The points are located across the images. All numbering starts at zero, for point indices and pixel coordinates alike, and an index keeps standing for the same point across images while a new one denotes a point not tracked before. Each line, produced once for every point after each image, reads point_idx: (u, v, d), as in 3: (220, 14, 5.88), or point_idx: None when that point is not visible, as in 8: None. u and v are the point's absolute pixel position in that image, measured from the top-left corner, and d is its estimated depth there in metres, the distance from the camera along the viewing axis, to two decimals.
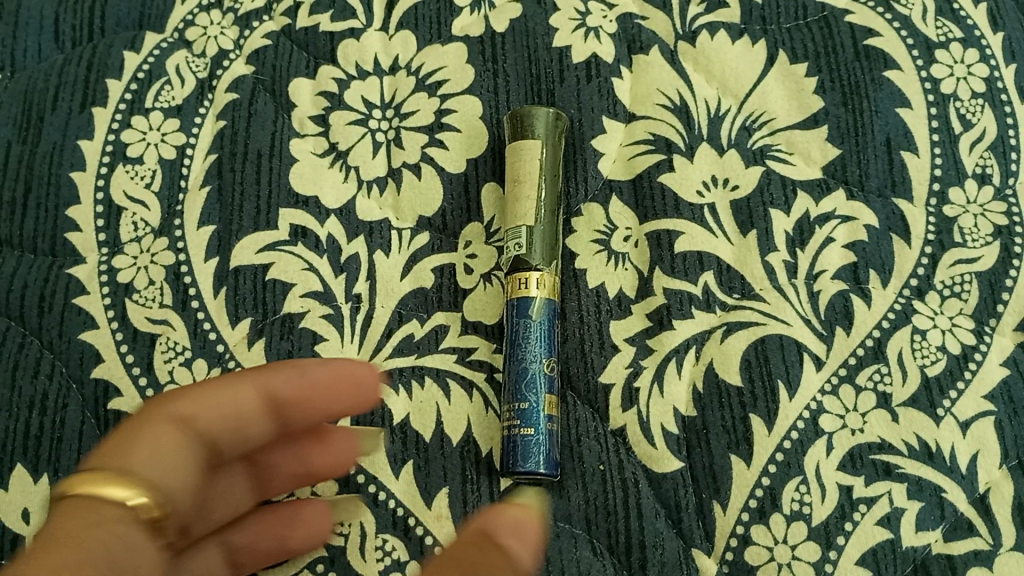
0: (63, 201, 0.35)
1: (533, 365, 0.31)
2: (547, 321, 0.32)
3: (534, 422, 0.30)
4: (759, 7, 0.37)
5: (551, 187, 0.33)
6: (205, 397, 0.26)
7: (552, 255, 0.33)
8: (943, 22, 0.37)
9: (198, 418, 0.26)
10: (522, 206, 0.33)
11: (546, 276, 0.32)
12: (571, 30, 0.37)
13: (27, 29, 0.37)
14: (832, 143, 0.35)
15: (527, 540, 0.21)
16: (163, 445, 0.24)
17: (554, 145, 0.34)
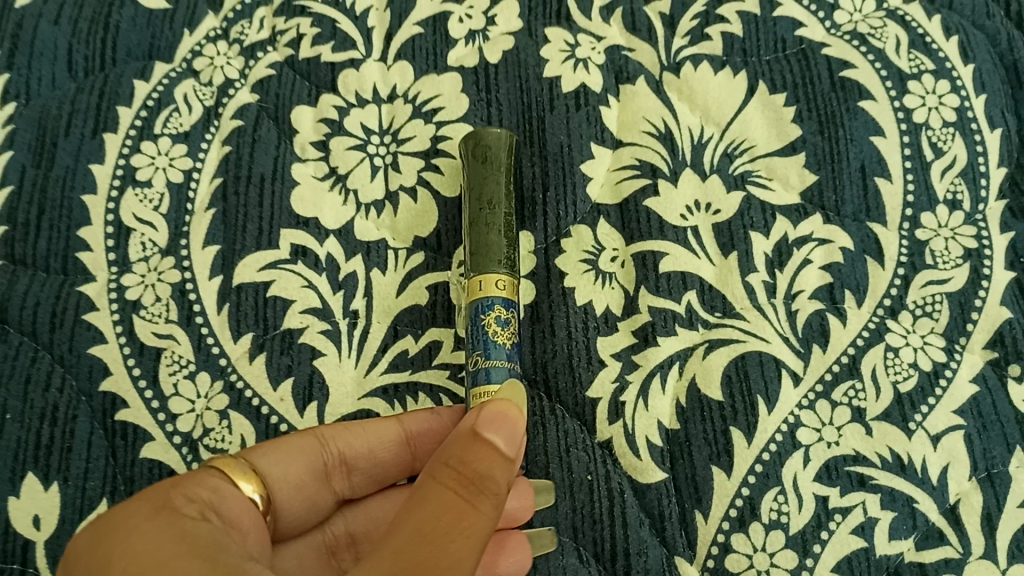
0: (75, 222, 0.36)
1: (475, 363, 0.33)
2: (480, 317, 0.33)
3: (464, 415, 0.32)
4: (740, 40, 0.39)
5: (498, 191, 0.35)
6: (351, 429, 0.33)
7: (497, 255, 0.33)
8: (916, 56, 0.38)
9: (342, 441, 0.33)
10: (472, 213, 0.34)
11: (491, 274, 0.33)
12: (561, 61, 0.39)
13: (42, 59, 0.39)
14: (810, 169, 0.37)
15: (511, 431, 0.27)
16: (288, 446, 0.32)
17: (500, 156, 0.35)
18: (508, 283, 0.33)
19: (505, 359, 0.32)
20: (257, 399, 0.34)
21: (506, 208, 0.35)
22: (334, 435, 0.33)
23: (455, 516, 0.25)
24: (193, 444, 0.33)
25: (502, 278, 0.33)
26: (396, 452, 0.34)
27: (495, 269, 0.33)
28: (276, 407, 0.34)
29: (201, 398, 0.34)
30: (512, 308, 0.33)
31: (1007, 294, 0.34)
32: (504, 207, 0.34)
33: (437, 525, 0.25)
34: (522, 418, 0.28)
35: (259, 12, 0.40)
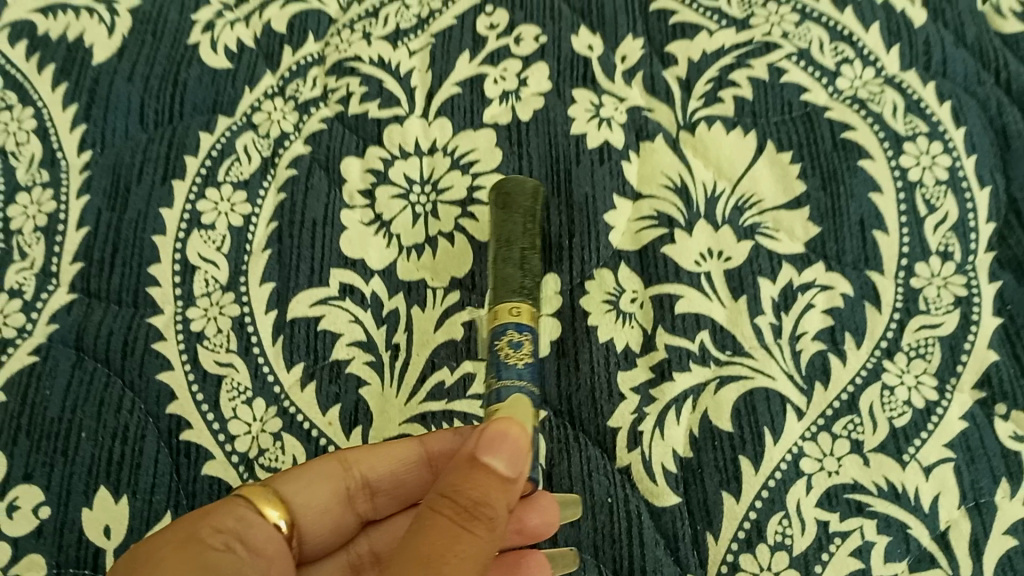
0: (146, 260, 0.40)
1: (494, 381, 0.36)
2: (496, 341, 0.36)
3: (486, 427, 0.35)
4: (750, 103, 0.43)
5: (513, 229, 0.38)
6: (375, 453, 0.36)
7: (510, 285, 0.37)
8: (912, 120, 0.42)
9: (363, 464, 0.36)
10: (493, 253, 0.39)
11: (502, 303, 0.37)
12: (586, 119, 0.43)
13: (117, 113, 0.43)
14: (813, 222, 0.40)
15: (508, 454, 0.29)
16: (311, 473, 0.35)
17: (515, 199, 0.39)
18: (524, 309, 0.37)
19: (515, 379, 0.35)
20: (308, 422, 0.37)
21: (522, 244, 0.38)
22: (357, 459, 0.36)
23: (446, 542, 0.28)
24: (250, 462, 0.37)
25: (515, 305, 0.37)
26: (421, 472, 0.36)
27: (509, 299, 0.37)
28: (324, 430, 0.37)
29: (257, 420, 0.37)
30: (527, 332, 0.36)
31: (995, 339, 0.38)
32: (519, 243, 0.38)
33: (429, 553, 0.27)
34: (522, 436, 0.30)
35: (313, 73, 0.45)
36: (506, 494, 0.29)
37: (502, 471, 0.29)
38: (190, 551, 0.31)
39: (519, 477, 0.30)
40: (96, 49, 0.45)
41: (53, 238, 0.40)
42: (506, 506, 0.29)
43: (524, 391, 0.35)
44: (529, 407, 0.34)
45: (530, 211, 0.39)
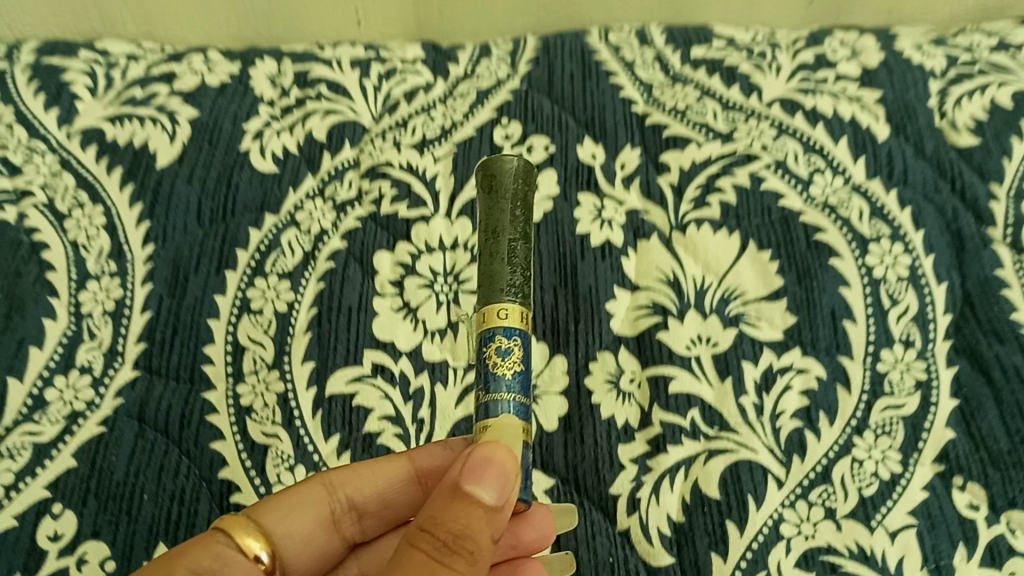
0: (201, 341, 0.45)
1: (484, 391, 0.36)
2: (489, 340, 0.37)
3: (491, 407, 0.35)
4: (734, 208, 0.49)
5: (501, 220, 0.41)
6: (357, 476, 0.41)
7: (502, 286, 0.38)
8: (876, 223, 0.48)
9: (349, 485, 0.41)
10: (483, 244, 0.41)
11: (493, 305, 0.37)
12: (590, 220, 0.49)
13: (177, 211, 0.49)
14: (790, 312, 0.46)
15: (491, 486, 0.31)
16: (298, 498, 0.40)
17: (503, 185, 0.42)
18: (514, 312, 0.37)
19: (504, 391, 0.36)
20: None
21: (509, 236, 0.40)
22: (340, 482, 0.41)
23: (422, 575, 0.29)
24: None
25: (505, 307, 0.37)
26: (402, 491, 0.41)
27: (500, 302, 0.37)
28: None
29: None
30: (516, 336, 0.37)
31: (951, 418, 0.43)
32: (506, 236, 0.40)
33: None
34: (507, 466, 0.32)
35: (349, 176, 0.51)
36: (487, 524, 0.31)
37: (483, 499, 0.31)
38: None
39: (503, 502, 0.32)
40: (159, 154, 0.51)
41: (119, 321, 0.46)
42: (489, 535, 0.31)
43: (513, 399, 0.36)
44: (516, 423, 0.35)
45: (522, 196, 0.42)
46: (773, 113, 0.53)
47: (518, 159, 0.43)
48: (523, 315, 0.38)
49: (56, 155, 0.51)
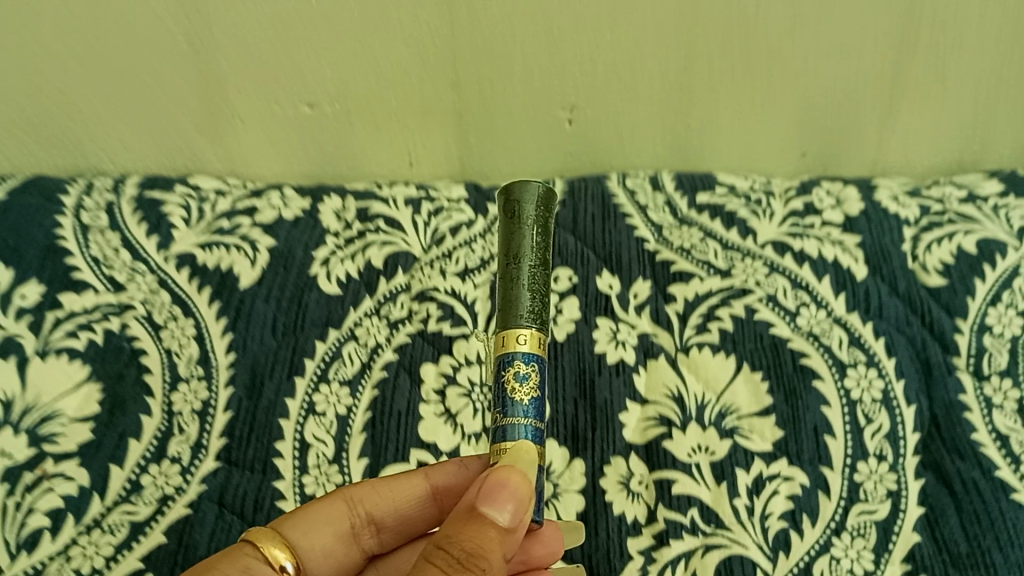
0: (274, 437, 0.53)
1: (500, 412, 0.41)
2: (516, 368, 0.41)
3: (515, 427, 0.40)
4: (731, 334, 0.57)
5: (523, 245, 0.44)
6: (373, 493, 0.47)
7: (522, 311, 0.42)
8: (854, 351, 0.56)
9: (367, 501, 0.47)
10: (504, 267, 0.44)
11: (512, 331, 0.41)
12: (607, 341, 0.57)
13: (255, 324, 0.58)
14: (779, 426, 0.53)
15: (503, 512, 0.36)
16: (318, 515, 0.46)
17: (525, 212, 0.45)
18: (533, 337, 0.42)
19: (520, 415, 0.40)
20: None
21: (530, 262, 0.44)
22: (358, 499, 0.47)
23: None
24: None
25: (524, 331, 0.42)
26: (414, 505, 0.48)
27: (519, 327, 0.42)
28: None
29: None
30: (533, 361, 0.41)
31: (917, 523, 0.50)
32: (529, 262, 0.44)
33: None
34: (519, 494, 0.37)
35: (401, 298, 0.60)
36: (497, 543, 0.36)
37: (495, 519, 0.36)
38: None
39: (513, 524, 0.37)
40: (242, 276, 0.60)
41: (204, 419, 0.54)
42: (498, 552, 0.36)
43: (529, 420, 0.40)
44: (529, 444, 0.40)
45: (542, 221, 0.45)
46: (766, 253, 0.61)
47: (539, 186, 0.46)
48: (540, 339, 0.42)
49: (155, 275, 0.60)
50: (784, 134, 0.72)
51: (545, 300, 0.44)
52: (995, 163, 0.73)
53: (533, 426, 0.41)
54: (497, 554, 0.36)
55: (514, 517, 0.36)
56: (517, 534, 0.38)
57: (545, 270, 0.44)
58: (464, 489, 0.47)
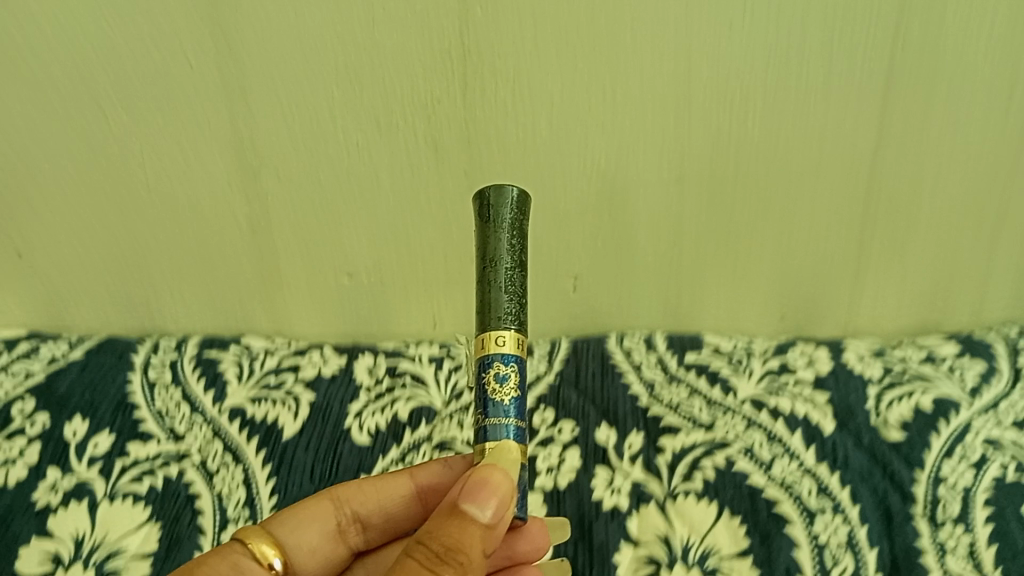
0: None
1: (487, 407, 0.42)
2: (494, 368, 0.43)
3: (497, 421, 0.42)
4: (713, 482, 0.64)
5: (500, 248, 0.45)
6: (360, 493, 0.54)
7: (501, 309, 0.44)
8: (822, 499, 0.63)
9: (356, 499, 0.54)
10: (482, 271, 0.45)
11: (491, 334, 0.43)
12: (604, 488, 0.65)
13: (295, 471, 0.66)
14: (755, 566, 0.59)
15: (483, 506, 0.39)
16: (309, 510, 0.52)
17: (502, 216, 0.46)
18: (512, 339, 0.43)
19: (501, 415, 0.42)
20: None
21: (507, 264, 0.45)
22: (347, 499, 0.54)
23: None
24: None
25: (504, 334, 0.43)
26: (397, 505, 0.54)
27: (499, 328, 0.43)
28: None
29: None
30: (512, 363, 0.43)
31: None
32: (504, 266, 0.45)
33: None
34: (498, 491, 0.39)
35: (424, 447, 0.67)
36: (479, 537, 0.39)
37: (474, 514, 0.39)
38: None
39: (494, 521, 0.39)
40: (285, 428, 0.69)
41: None
42: (480, 547, 0.39)
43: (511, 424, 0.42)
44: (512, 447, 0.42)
45: (518, 225, 0.46)
46: (745, 409, 0.70)
47: (513, 188, 0.47)
48: (519, 340, 0.44)
49: (209, 427, 0.69)
50: (765, 300, 0.81)
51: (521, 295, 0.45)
52: (961, 327, 0.81)
53: (513, 425, 0.42)
54: (477, 548, 0.38)
55: (494, 514, 0.39)
56: (501, 531, 0.40)
57: (523, 268, 0.46)
58: (446, 485, 0.53)
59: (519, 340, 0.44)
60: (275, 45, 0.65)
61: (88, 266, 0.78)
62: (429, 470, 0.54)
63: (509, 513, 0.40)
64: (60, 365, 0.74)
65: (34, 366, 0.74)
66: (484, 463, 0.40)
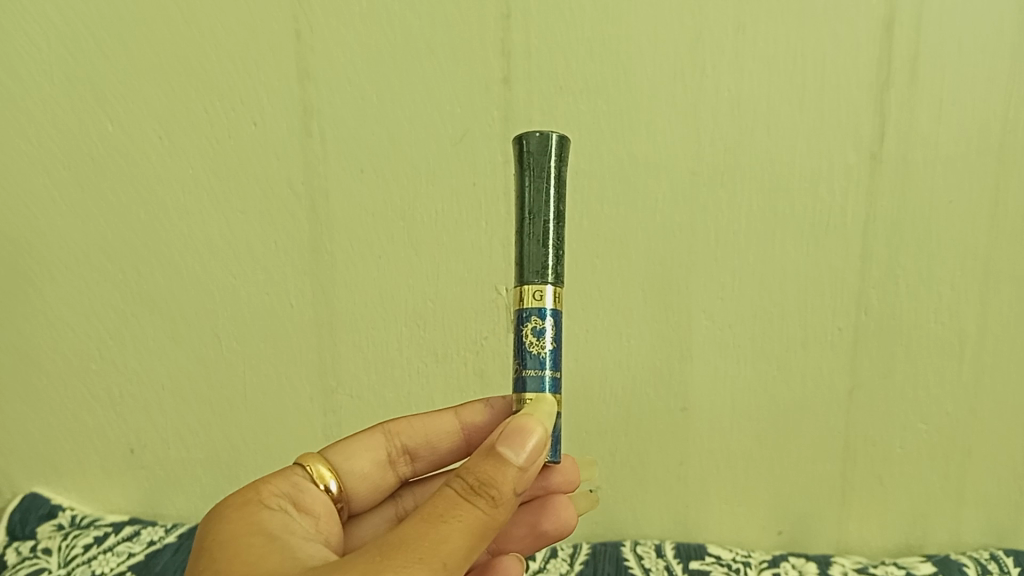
0: None
1: (527, 359, 0.52)
2: (529, 323, 0.52)
3: (536, 369, 0.52)
4: None
5: (538, 200, 0.53)
6: (409, 428, 0.65)
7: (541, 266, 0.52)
8: None
9: (406, 436, 0.65)
10: (521, 219, 0.54)
11: (530, 291, 0.52)
12: None
13: None
14: None
15: (518, 450, 0.46)
16: (364, 445, 0.64)
17: (544, 163, 0.53)
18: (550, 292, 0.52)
19: (538, 368, 0.52)
20: None
21: (544, 216, 0.53)
22: (398, 433, 0.65)
23: (448, 508, 0.44)
24: None
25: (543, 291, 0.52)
26: (442, 441, 0.65)
27: (538, 284, 0.52)
28: None
29: None
30: (545, 318, 0.52)
31: None
32: (541, 219, 0.53)
33: (435, 513, 0.44)
34: (532, 441, 0.46)
35: None
36: (513, 476, 0.45)
37: (511, 458, 0.45)
38: (247, 507, 0.54)
39: (527, 464, 0.46)
40: None
41: None
42: (514, 485, 0.45)
43: (544, 374, 0.52)
44: (548, 403, 0.50)
45: (559, 170, 0.54)
46: None
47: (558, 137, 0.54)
48: (555, 294, 0.52)
49: None
50: (771, 521, 0.87)
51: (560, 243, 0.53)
52: (940, 548, 0.86)
53: (548, 377, 0.52)
54: (511, 486, 0.45)
55: (528, 458, 0.46)
56: (533, 474, 0.47)
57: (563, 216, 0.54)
58: (486, 423, 0.64)
59: (555, 295, 0.53)
60: (362, 294, 0.83)
61: (188, 463, 0.90)
62: (474, 408, 0.65)
63: (541, 458, 0.47)
64: (157, 546, 0.84)
65: (135, 547, 0.84)
66: (525, 416, 0.48)
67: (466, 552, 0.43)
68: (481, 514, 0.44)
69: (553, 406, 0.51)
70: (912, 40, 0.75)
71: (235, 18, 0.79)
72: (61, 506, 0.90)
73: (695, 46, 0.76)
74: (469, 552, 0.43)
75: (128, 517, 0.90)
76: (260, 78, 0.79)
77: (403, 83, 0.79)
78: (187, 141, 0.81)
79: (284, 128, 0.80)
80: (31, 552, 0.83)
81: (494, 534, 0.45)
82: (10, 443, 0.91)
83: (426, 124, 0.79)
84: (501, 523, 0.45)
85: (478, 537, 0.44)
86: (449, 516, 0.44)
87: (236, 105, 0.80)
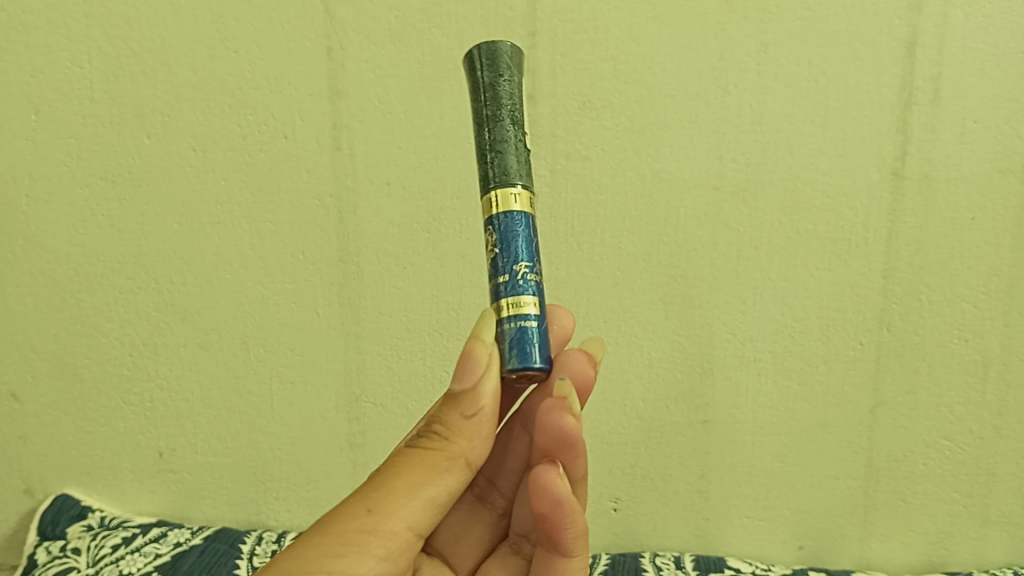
0: None
1: (488, 276, 0.52)
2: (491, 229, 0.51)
3: (503, 275, 0.50)
4: None
5: (479, 108, 0.53)
6: None
7: (483, 178, 0.52)
8: None
9: None
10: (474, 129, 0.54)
11: (489, 197, 0.51)
12: None
13: None
14: None
15: (465, 373, 0.49)
16: None
17: (484, 69, 0.53)
18: (497, 195, 0.51)
19: (505, 273, 0.50)
20: None
21: (485, 124, 0.53)
22: None
23: (400, 454, 0.50)
24: None
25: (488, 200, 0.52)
26: None
27: (495, 189, 0.51)
28: None
29: None
30: (506, 220, 0.51)
31: None
32: (483, 128, 0.53)
33: (387, 462, 0.50)
34: (465, 356, 0.49)
35: None
36: (458, 404, 0.50)
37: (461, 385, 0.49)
38: None
39: (478, 382, 0.49)
40: None
41: None
42: (462, 410, 0.49)
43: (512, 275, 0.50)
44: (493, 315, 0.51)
45: (509, 73, 0.54)
46: None
47: (477, 48, 0.54)
48: (519, 198, 0.51)
49: None
50: (791, 536, 0.87)
51: (506, 141, 0.52)
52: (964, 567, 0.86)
53: (519, 278, 0.50)
54: (457, 414, 0.50)
55: (472, 376, 0.49)
56: (495, 391, 0.49)
57: (508, 114, 0.53)
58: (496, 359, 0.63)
59: (520, 199, 0.51)
60: (387, 305, 0.85)
61: (215, 468, 0.92)
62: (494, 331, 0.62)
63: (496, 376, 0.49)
64: (184, 547, 0.86)
65: (162, 548, 0.86)
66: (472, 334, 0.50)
67: (402, 490, 0.48)
68: (431, 450, 0.49)
69: (517, 307, 0.49)
70: (935, 60, 0.76)
71: (269, 37, 0.81)
72: (91, 507, 0.92)
73: (720, 65, 0.77)
74: (409, 490, 0.48)
75: (156, 520, 0.92)
76: (293, 94, 0.81)
77: (430, 100, 0.80)
78: (221, 154, 0.83)
79: (314, 144, 0.82)
80: (61, 552, 0.87)
81: (452, 464, 0.49)
82: (43, 447, 0.93)
83: (453, 140, 0.81)
84: (458, 451, 0.49)
85: (416, 472, 0.48)
86: (394, 461, 0.49)
87: (269, 120, 0.82)
